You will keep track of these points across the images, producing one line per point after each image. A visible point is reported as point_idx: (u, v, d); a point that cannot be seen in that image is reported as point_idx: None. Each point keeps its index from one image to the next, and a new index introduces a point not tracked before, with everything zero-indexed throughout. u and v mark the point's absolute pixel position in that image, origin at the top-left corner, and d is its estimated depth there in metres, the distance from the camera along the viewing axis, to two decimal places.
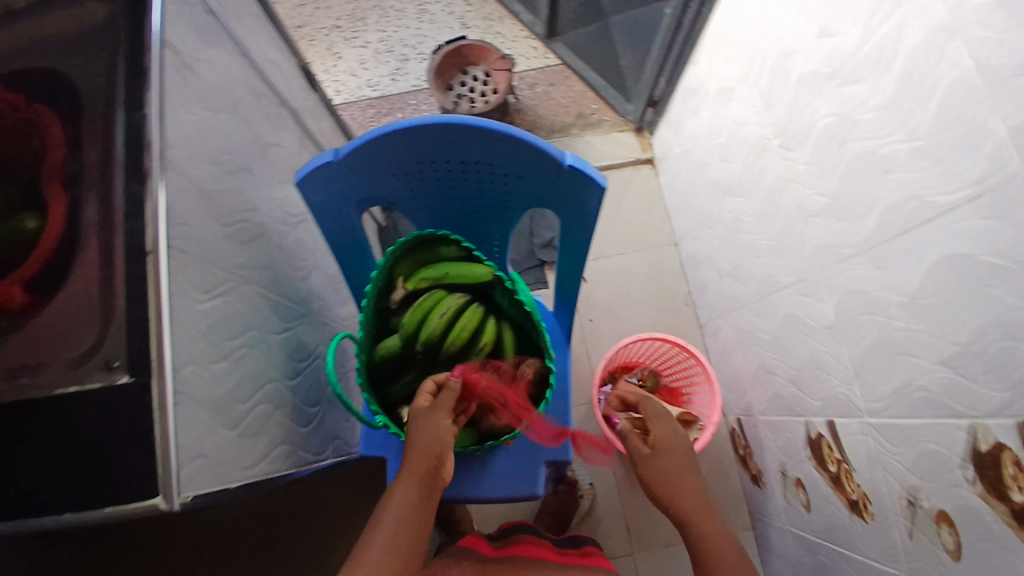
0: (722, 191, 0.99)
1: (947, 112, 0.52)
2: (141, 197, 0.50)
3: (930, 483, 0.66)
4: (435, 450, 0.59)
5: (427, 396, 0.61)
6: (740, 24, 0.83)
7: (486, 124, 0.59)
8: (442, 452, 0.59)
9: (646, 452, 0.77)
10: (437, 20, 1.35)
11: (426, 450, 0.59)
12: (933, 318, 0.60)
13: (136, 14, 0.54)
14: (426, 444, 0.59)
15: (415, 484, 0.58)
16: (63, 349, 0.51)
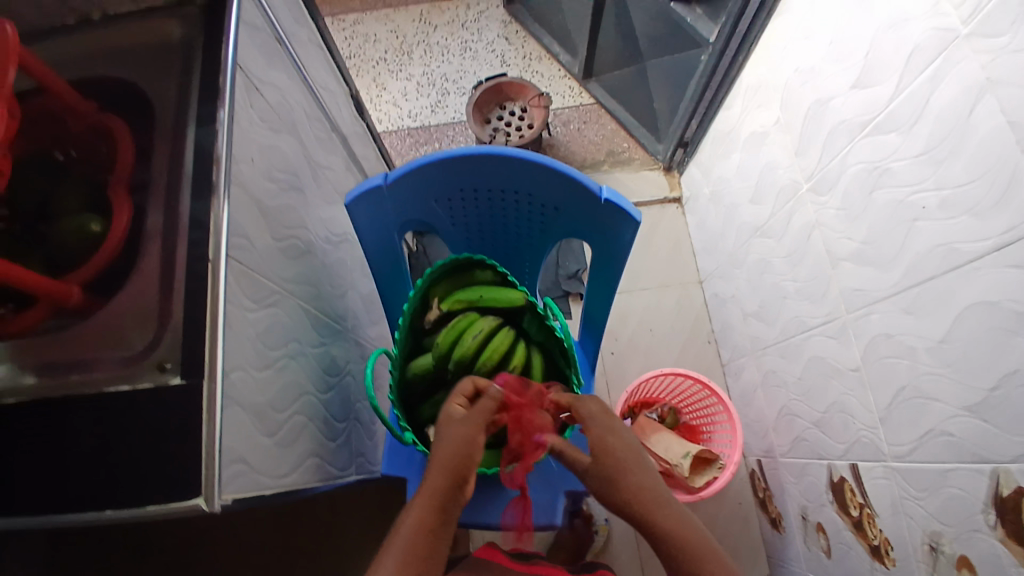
0: (751, 232, 1.02)
1: (978, 164, 0.54)
2: (207, 209, 0.53)
3: (953, 528, 0.64)
4: (461, 460, 0.56)
5: (457, 407, 0.60)
6: (776, 74, 0.87)
7: (529, 154, 0.63)
8: (468, 464, 0.56)
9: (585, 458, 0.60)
10: (479, 57, 1.41)
11: (450, 456, 0.56)
12: (962, 366, 0.60)
13: (213, 41, 0.59)
14: (454, 453, 0.56)
15: (437, 494, 0.54)
16: (114, 347, 0.53)
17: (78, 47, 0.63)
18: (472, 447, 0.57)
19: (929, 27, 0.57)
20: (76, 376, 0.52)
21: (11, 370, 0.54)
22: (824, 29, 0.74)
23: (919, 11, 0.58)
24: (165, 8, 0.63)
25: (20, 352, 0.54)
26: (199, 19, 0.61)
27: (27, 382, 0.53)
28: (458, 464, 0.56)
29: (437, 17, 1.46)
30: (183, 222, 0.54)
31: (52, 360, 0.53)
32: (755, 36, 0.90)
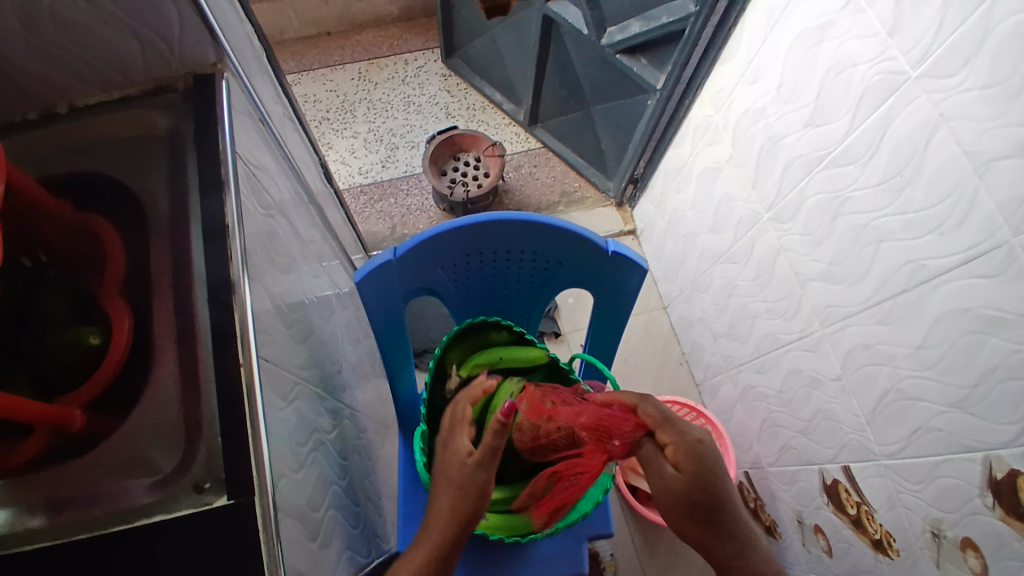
0: (713, 258, 1.09)
1: (940, 189, 0.62)
2: (229, 307, 0.51)
3: (953, 513, 0.69)
4: (471, 496, 0.57)
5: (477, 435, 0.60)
6: (724, 116, 0.96)
7: (533, 216, 0.67)
8: (480, 498, 0.58)
9: (668, 463, 0.57)
10: (423, 111, 1.47)
11: (457, 491, 0.58)
12: (939, 367, 0.67)
13: (210, 134, 0.58)
14: (466, 486, 0.58)
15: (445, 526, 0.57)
16: (137, 474, 0.48)
17: (45, 144, 0.60)
18: (475, 485, 0.58)
19: (879, 69, 0.67)
20: (97, 510, 0.47)
21: (12, 514, 0.47)
22: (772, 73, 0.83)
23: (865, 59, 0.68)
24: (141, 98, 0.61)
25: (20, 491, 0.48)
26: (184, 106, 0.61)
27: (35, 524, 0.47)
28: (461, 508, 0.57)
29: (376, 75, 1.51)
30: (201, 324, 0.51)
31: (66, 497, 0.48)
32: (701, 81, 1.00)
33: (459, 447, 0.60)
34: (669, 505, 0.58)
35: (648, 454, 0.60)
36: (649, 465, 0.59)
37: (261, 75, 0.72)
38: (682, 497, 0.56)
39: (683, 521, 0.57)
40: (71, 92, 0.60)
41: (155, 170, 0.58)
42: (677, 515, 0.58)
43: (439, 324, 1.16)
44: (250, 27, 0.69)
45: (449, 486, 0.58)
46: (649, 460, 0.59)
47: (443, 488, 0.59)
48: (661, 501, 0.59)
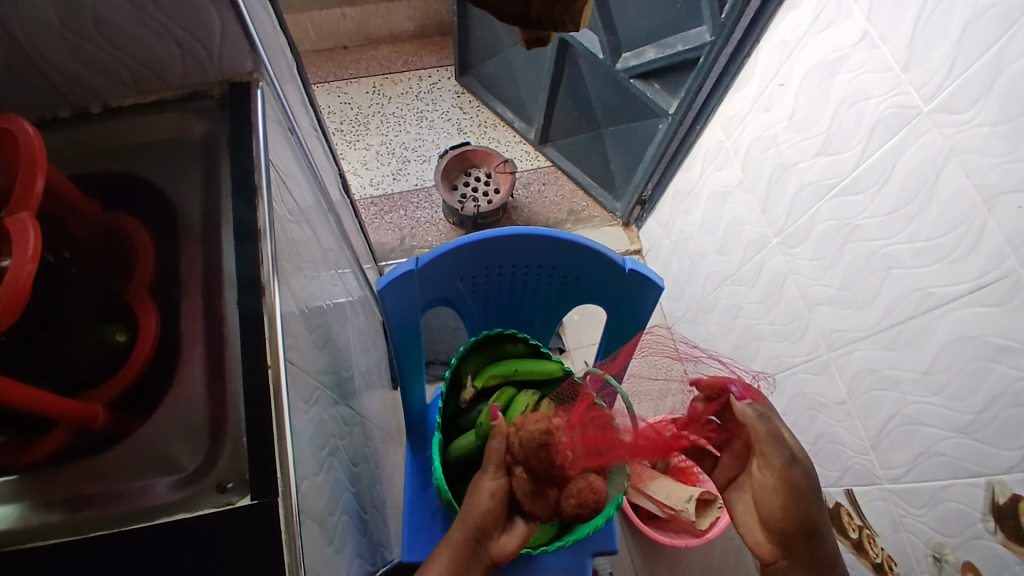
0: (719, 279, 1.10)
1: (949, 220, 0.64)
2: (257, 309, 0.52)
3: (954, 538, 0.70)
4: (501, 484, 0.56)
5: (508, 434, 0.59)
6: (735, 142, 0.99)
7: (555, 232, 0.69)
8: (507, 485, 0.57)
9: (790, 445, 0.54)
10: (436, 126, 1.50)
11: (491, 482, 0.56)
12: (946, 393, 0.68)
13: (243, 139, 0.59)
14: (490, 476, 0.57)
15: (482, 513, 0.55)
16: (159, 471, 0.49)
17: (81, 145, 0.61)
18: (491, 511, 0.55)
19: (891, 103, 0.69)
20: (117, 507, 0.47)
21: (28, 507, 0.47)
22: (785, 103, 0.86)
23: (878, 92, 0.71)
24: (176, 102, 0.63)
25: (39, 485, 0.48)
26: (220, 113, 0.62)
27: (55, 520, 0.47)
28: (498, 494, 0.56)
29: (390, 89, 1.54)
30: (230, 325, 0.52)
31: (87, 494, 0.48)
32: (713, 107, 1.03)
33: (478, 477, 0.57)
34: (796, 486, 0.53)
35: (774, 428, 0.54)
36: (777, 440, 0.54)
37: (291, 86, 0.74)
38: (809, 475, 0.54)
39: (803, 507, 0.53)
40: (107, 94, 0.62)
41: (189, 174, 0.60)
42: (798, 495, 0.53)
43: (446, 336, 1.18)
44: (284, 38, 0.71)
45: (462, 517, 0.56)
46: (777, 433, 0.54)
47: (476, 483, 0.57)
48: (780, 481, 0.53)
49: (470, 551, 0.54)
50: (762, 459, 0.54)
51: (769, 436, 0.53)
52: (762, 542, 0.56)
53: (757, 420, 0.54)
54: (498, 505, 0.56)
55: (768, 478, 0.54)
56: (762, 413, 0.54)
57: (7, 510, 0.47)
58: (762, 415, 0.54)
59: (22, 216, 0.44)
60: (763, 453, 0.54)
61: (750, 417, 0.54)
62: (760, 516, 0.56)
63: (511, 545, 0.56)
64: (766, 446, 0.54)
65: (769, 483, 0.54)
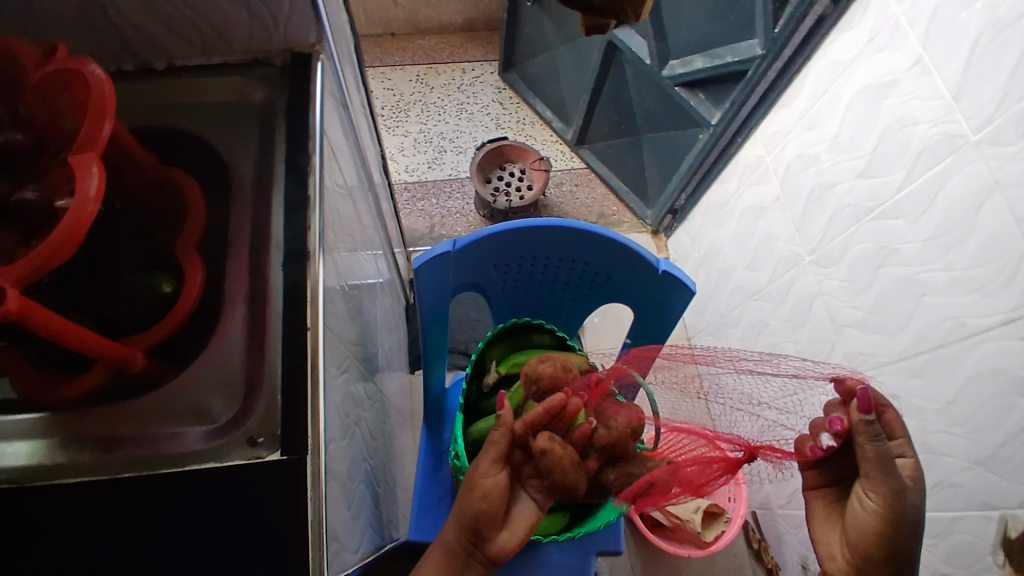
0: (745, 295, 1.10)
1: (987, 251, 0.64)
2: (302, 273, 0.53)
3: (963, 570, 0.69)
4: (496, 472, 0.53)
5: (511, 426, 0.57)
6: (776, 157, 0.99)
7: (592, 227, 0.70)
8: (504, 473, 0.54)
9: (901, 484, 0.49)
10: (475, 119, 1.51)
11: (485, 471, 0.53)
12: (968, 426, 0.67)
13: (301, 108, 0.61)
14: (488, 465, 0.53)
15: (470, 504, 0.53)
16: (194, 420, 0.50)
17: (143, 98, 0.64)
18: (486, 511, 0.52)
19: (939, 129, 0.69)
20: (145, 451, 0.49)
21: (61, 442, 0.49)
22: (832, 121, 0.85)
23: (926, 118, 0.70)
24: (238, 67, 0.65)
25: (71, 423, 0.50)
26: (280, 82, 0.64)
27: (84, 459, 0.48)
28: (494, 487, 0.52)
29: (434, 79, 1.56)
30: (274, 286, 0.54)
31: (117, 435, 0.49)
32: (757, 121, 1.03)
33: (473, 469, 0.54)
34: (898, 515, 0.49)
35: (885, 453, 0.49)
36: (887, 464, 0.49)
37: (348, 64, 0.75)
38: (915, 508, 0.50)
39: (902, 543, 0.50)
40: (173, 53, 0.64)
41: (245, 136, 0.61)
42: (899, 528, 0.49)
43: (466, 326, 1.19)
44: (347, 16, 0.72)
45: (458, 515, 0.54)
46: (888, 459, 0.49)
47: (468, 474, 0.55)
48: (882, 509, 0.50)
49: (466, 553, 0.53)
50: (866, 481, 0.50)
51: (879, 462, 0.49)
52: (837, 559, 0.54)
53: (867, 440, 0.49)
54: (492, 502, 0.52)
55: (867, 501, 0.50)
56: (873, 433, 0.49)
57: (43, 443, 0.49)
58: (876, 437, 0.49)
59: (88, 156, 0.46)
60: (867, 477, 0.50)
61: (862, 437, 0.49)
62: (845, 538, 0.53)
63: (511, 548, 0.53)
64: (873, 471, 0.49)
65: (868, 509, 0.50)
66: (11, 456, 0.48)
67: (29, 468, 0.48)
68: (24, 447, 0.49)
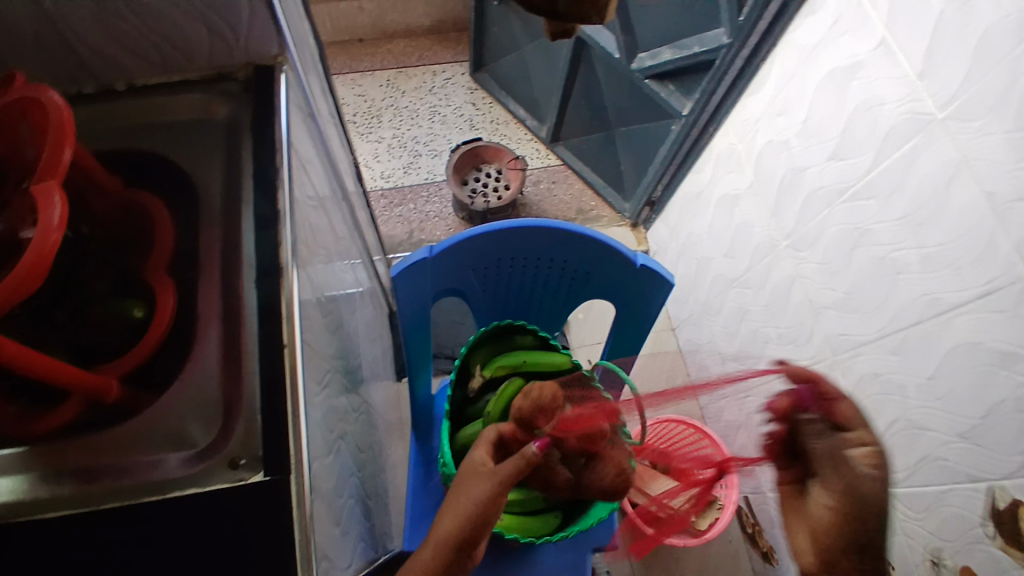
0: (725, 283, 1.11)
1: (958, 227, 0.65)
2: (276, 290, 0.53)
3: (954, 543, 0.71)
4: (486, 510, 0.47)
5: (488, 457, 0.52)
6: (748, 145, 1.00)
7: (568, 225, 0.70)
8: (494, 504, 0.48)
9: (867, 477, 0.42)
10: (448, 121, 1.51)
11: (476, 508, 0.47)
12: (950, 399, 0.69)
13: (266, 122, 0.60)
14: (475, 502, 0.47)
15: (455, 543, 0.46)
16: (174, 447, 0.50)
17: (103, 120, 0.62)
18: (490, 516, 0.48)
19: (905, 109, 0.70)
20: (127, 480, 0.47)
21: (37, 478, 0.47)
22: (800, 107, 0.86)
23: (892, 98, 0.71)
24: (199, 83, 0.64)
25: (52, 456, 0.48)
26: (244, 96, 0.63)
27: (66, 491, 0.47)
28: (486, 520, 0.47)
29: (405, 83, 1.55)
30: (247, 305, 0.53)
31: (99, 467, 0.48)
32: (727, 110, 1.04)
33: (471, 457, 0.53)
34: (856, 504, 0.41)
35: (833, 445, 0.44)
36: (839, 460, 0.43)
37: (313, 74, 0.75)
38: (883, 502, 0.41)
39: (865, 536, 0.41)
40: (132, 72, 0.63)
41: (210, 154, 0.60)
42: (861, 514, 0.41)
43: (451, 329, 1.19)
44: (309, 26, 0.72)
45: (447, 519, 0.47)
46: (837, 452, 0.43)
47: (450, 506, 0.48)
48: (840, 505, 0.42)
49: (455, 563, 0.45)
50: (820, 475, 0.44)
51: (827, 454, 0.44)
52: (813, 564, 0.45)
53: (815, 437, 0.45)
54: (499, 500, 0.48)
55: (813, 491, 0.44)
56: (822, 428, 0.45)
57: (14, 482, 0.47)
58: (822, 432, 0.45)
59: (49, 184, 0.45)
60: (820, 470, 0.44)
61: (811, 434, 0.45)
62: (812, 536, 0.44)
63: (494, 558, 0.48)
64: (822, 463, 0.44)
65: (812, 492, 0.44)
66: None
67: (9, 503, 0.46)
68: (3, 484, 0.46)
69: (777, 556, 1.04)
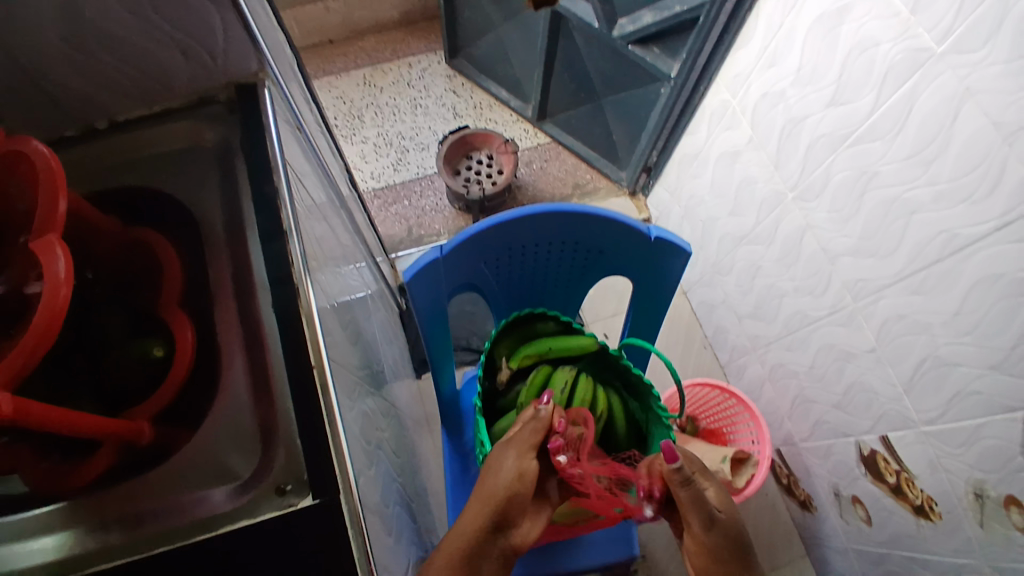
0: (733, 241, 1.11)
1: (970, 161, 0.63)
2: (294, 308, 0.51)
3: (995, 473, 0.71)
4: (500, 491, 0.57)
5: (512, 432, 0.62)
6: (741, 99, 0.98)
7: (576, 207, 0.68)
8: (514, 486, 0.57)
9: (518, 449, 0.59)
10: (431, 112, 1.48)
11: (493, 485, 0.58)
12: (977, 332, 0.68)
13: (257, 141, 0.58)
14: (492, 479, 0.58)
15: (482, 514, 0.57)
16: (217, 481, 0.49)
17: (89, 161, 0.61)
18: (507, 496, 0.57)
19: (901, 47, 0.68)
20: (174, 522, 0.47)
21: (82, 532, 0.47)
22: (791, 57, 0.85)
23: (886, 37, 0.69)
24: (182, 109, 0.62)
25: (94, 507, 0.48)
26: (230, 117, 0.61)
27: (114, 540, 0.46)
28: (497, 494, 0.57)
29: (381, 79, 1.52)
30: (268, 328, 0.52)
31: (144, 511, 0.47)
32: (717, 66, 1.02)
33: (503, 457, 0.59)
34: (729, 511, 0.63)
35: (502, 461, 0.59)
36: (699, 503, 0.58)
37: (293, 82, 0.72)
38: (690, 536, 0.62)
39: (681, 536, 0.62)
40: (111, 107, 0.61)
41: (204, 180, 0.59)
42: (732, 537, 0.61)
43: (465, 324, 1.18)
44: (283, 34, 0.69)
45: (482, 501, 0.58)
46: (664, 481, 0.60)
47: (478, 488, 0.60)
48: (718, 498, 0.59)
49: (485, 546, 0.56)
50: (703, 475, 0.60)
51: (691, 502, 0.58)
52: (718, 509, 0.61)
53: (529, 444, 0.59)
54: (524, 489, 0.58)
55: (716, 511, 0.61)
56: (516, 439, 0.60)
57: (62, 537, 0.46)
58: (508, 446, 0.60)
59: (50, 237, 0.43)
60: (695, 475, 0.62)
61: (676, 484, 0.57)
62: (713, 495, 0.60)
63: (528, 539, 0.60)
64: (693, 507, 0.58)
65: (704, 506, 0.58)
66: (35, 552, 0.46)
67: (58, 561, 0.45)
68: (49, 541, 0.46)
69: (815, 503, 1.10)
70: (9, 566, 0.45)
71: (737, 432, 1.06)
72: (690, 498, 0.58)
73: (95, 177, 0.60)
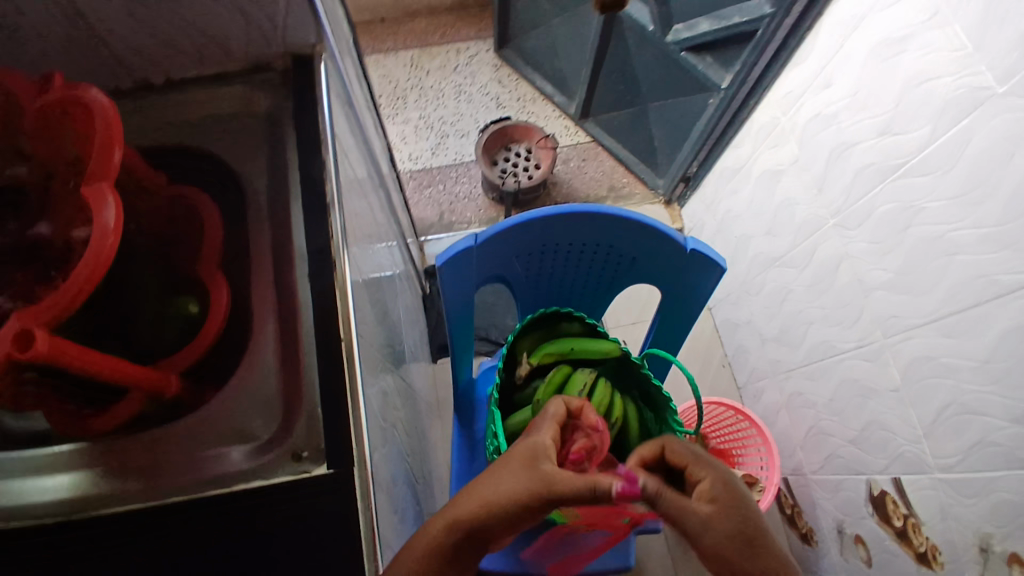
0: (766, 262, 1.09)
1: (1020, 207, 0.62)
2: (328, 279, 0.52)
3: (1004, 528, 0.69)
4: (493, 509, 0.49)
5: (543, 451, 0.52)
6: (792, 119, 0.96)
7: (614, 210, 0.68)
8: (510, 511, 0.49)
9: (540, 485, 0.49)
10: (475, 100, 1.48)
11: (488, 498, 0.50)
12: (1004, 382, 0.66)
13: (308, 113, 0.59)
14: (493, 492, 0.50)
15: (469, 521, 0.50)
16: (236, 441, 0.50)
17: (144, 117, 0.62)
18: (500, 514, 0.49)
19: (963, 82, 0.66)
20: (190, 475, 0.47)
21: (97, 474, 0.48)
22: (848, 80, 0.83)
23: (947, 71, 0.68)
24: (238, 75, 0.63)
25: (111, 453, 0.49)
26: (285, 86, 0.62)
27: (130, 488, 0.47)
28: (490, 509, 0.49)
29: (429, 62, 1.52)
30: (301, 298, 0.53)
31: (161, 462, 0.48)
32: (770, 81, 1.00)
33: (514, 478, 0.50)
34: (728, 502, 0.49)
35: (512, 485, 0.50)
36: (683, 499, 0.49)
37: (348, 58, 0.73)
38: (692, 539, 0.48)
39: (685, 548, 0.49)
40: (171, 66, 0.62)
41: (252, 146, 0.60)
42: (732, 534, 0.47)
43: (487, 315, 1.19)
44: (343, 9, 0.70)
45: (473, 508, 0.50)
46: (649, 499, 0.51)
47: (478, 485, 0.52)
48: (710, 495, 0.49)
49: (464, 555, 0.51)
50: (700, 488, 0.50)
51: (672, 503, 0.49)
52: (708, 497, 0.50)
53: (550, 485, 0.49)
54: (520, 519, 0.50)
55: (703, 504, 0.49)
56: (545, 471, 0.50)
57: (78, 477, 0.48)
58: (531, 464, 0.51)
59: (101, 185, 0.45)
60: (689, 467, 0.53)
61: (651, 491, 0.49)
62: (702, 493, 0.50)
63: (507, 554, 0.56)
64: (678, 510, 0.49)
65: (692, 509, 0.48)
66: (52, 490, 0.47)
67: (72, 500, 0.47)
68: (65, 480, 0.47)
69: (817, 538, 1.08)
70: (24, 499, 0.46)
71: (747, 455, 1.06)
72: (674, 506, 0.48)
73: (148, 132, 0.61)
